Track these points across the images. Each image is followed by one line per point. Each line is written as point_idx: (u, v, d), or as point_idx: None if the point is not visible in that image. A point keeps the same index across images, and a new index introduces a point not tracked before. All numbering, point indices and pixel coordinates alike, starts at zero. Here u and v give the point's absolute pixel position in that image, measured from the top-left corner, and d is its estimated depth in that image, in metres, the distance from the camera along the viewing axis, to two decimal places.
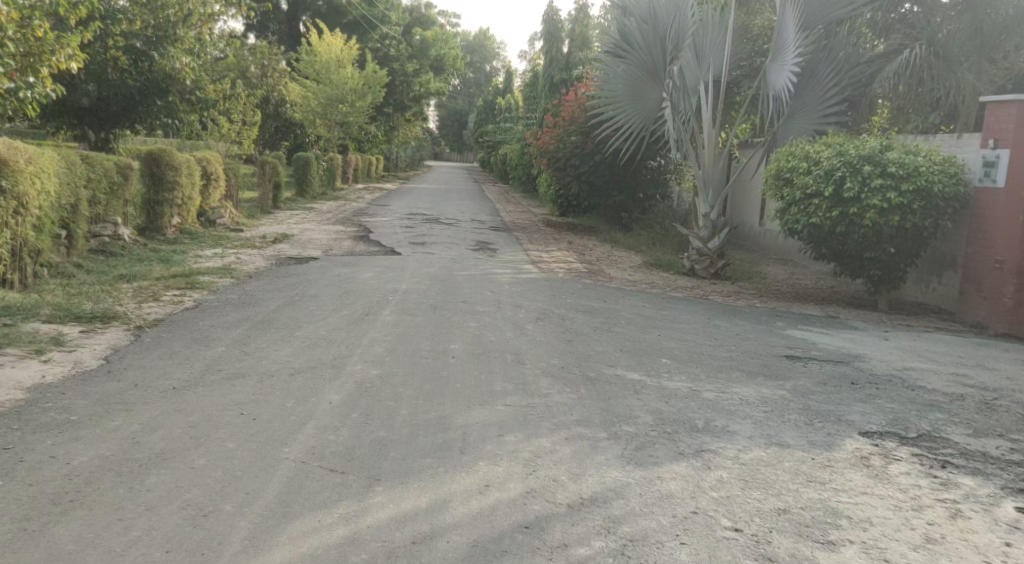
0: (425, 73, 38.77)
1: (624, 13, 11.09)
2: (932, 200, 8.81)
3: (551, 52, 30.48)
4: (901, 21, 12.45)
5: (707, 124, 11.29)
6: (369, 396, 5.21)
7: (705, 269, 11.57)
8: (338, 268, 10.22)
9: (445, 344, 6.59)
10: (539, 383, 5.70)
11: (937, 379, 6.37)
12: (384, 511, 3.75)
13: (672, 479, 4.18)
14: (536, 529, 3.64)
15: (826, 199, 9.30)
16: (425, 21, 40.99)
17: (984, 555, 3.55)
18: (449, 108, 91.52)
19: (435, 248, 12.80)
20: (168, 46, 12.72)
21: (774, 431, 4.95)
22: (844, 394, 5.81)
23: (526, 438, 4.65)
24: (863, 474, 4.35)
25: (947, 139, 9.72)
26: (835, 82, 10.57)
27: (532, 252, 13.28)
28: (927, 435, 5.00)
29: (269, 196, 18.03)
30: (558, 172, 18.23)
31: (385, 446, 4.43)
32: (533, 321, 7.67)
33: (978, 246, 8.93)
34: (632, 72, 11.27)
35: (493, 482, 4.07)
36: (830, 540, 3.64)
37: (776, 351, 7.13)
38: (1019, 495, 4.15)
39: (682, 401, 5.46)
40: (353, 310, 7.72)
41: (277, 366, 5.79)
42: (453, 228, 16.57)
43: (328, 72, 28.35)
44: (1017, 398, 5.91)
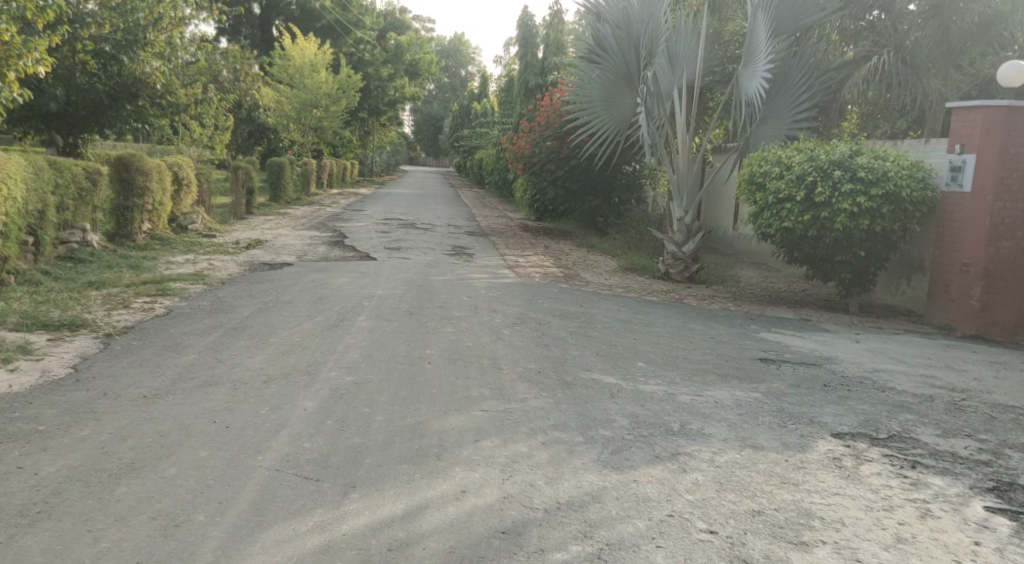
0: (400, 78, 38.77)
1: (598, 19, 11.17)
2: (901, 204, 8.95)
3: (526, 57, 30.67)
4: (870, 29, 12.54)
5: (680, 128, 11.37)
6: (344, 402, 5.18)
7: (679, 273, 11.66)
8: (312, 274, 10.16)
9: (421, 350, 6.58)
10: (516, 387, 5.70)
11: (907, 381, 6.47)
12: (360, 518, 3.73)
13: (649, 482, 4.20)
14: (512, 534, 3.64)
15: (797, 204, 9.39)
16: (400, 25, 40.96)
17: (953, 554, 3.61)
18: (424, 113, 91.48)
19: (410, 253, 12.78)
20: (138, 50, 12.59)
21: (749, 433, 5.00)
22: (816, 396, 5.88)
23: (503, 442, 4.66)
24: (835, 475, 4.41)
25: (915, 144, 9.87)
26: (806, 88, 10.70)
27: (509, 256, 13.29)
28: (897, 435, 5.07)
29: (242, 202, 17.87)
30: (534, 177, 18.26)
31: (361, 453, 4.41)
32: (509, 326, 7.68)
33: (945, 250, 9.06)
34: (607, 78, 11.34)
35: (470, 488, 4.06)
36: (804, 541, 3.67)
37: (750, 354, 7.20)
38: (987, 494, 4.22)
39: (658, 404, 5.49)
40: (327, 316, 7.67)
41: (250, 373, 5.74)
42: (429, 232, 16.55)
43: (302, 76, 28.23)
44: (985, 399, 6.02)
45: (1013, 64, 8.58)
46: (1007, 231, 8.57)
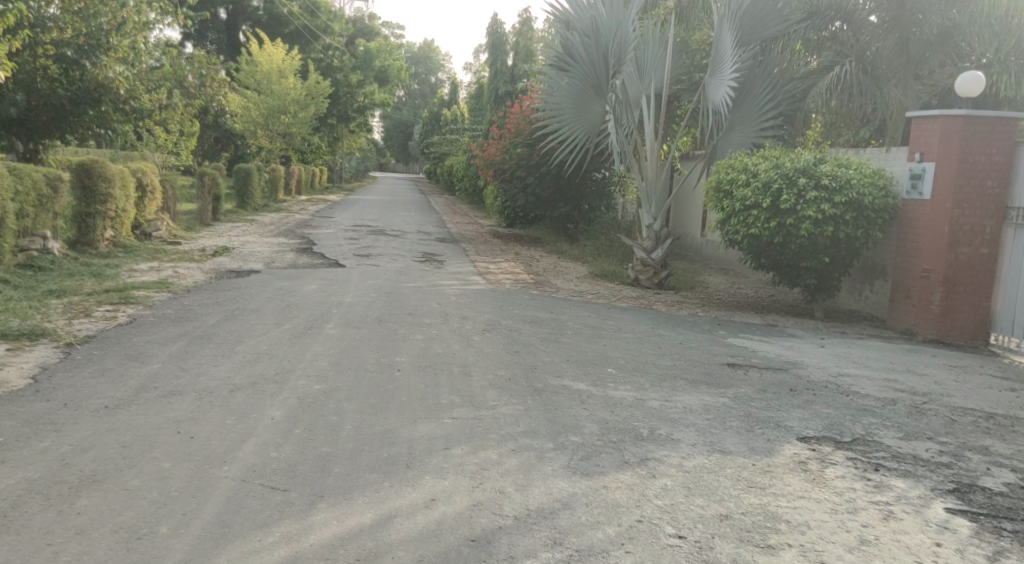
0: (369, 84, 38.66)
1: (567, 26, 11.20)
2: (862, 211, 9.14)
3: (495, 64, 30.89)
4: (832, 39, 12.59)
5: (649, 136, 11.47)
6: (312, 411, 5.14)
7: (648, 279, 11.75)
8: (280, 281, 10.06)
9: (391, 357, 6.55)
10: (486, 394, 5.70)
11: (870, 384, 6.57)
12: (327, 528, 3.70)
13: (618, 488, 4.22)
14: (482, 542, 3.64)
15: (764, 211, 9.50)
16: (369, 32, 40.82)
17: (916, 555, 3.66)
18: (394, 119, 91.28)
19: (380, 260, 12.73)
20: (101, 55, 12.39)
21: (717, 438, 5.04)
22: (782, 400, 5.95)
23: (473, 450, 4.65)
24: (801, 478, 4.46)
25: (877, 153, 10.08)
26: (771, 97, 10.84)
27: (479, 263, 13.29)
28: (861, 439, 5.15)
29: (208, 209, 17.65)
30: (504, 184, 18.28)
31: (328, 463, 4.37)
32: (480, 333, 7.67)
33: (908, 256, 9.20)
34: (576, 86, 11.39)
35: (439, 496, 4.05)
36: (770, 544, 3.72)
37: (718, 359, 7.27)
38: (948, 496, 4.30)
39: (628, 409, 5.52)
40: (295, 324, 7.60)
41: (216, 382, 5.67)
42: (398, 239, 16.49)
43: (269, 82, 28.02)
44: (945, 402, 6.14)
45: (970, 75, 8.78)
46: (966, 237, 8.67)
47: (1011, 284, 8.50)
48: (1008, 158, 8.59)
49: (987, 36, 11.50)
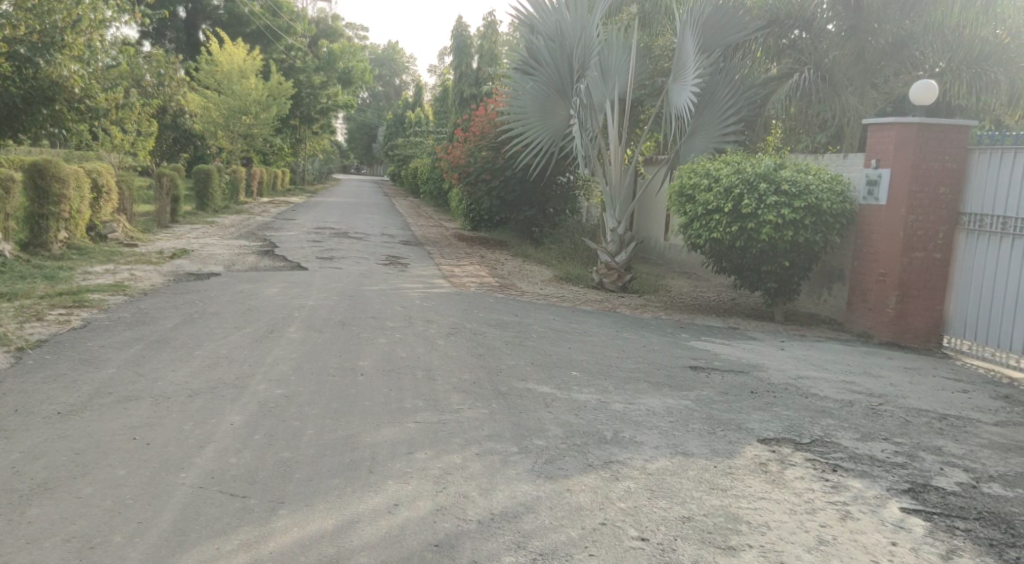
0: (333, 86, 38.40)
1: (532, 31, 11.29)
2: (822, 216, 9.29)
3: (460, 67, 30.87)
4: (791, 47, 12.77)
5: (613, 141, 11.55)
6: (273, 416, 5.07)
7: (612, 283, 11.83)
8: (240, 284, 9.93)
9: (353, 361, 6.51)
10: (451, 398, 5.68)
11: (829, 386, 6.68)
12: (287, 535, 3.65)
13: (581, 491, 4.23)
14: (444, 547, 3.62)
15: (725, 215, 9.61)
16: (332, 33, 40.47)
17: (872, 555, 3.73)
18: (358, 121, 90.80)
19: (343, 263, 12.64)
20: (55, 53, 12.12)
21: (680, 440, 5.08)
22: (743, 403, 6.02)
23: (437, 454, 4.63)
24: (762, 479, 4.52)
25: (834, 159, 10.32)
26: (733, 104, 10.97)
27: (444, 264, 13.49)
28: (819, 440, 5.23)
29: (167, 210, 17.35)
30: (470, 187, 18.24)
31: (290, 468, 4.32)
32: (444, 336, 7.63)
33: (866, 260, 9.37)
34: (540, 89, 11.46)
35: (402, 500, 4.03)
36: (731, 545, 3.75)
37: (681, 362, 7.34)
38: (903, 496, 4.38)
39: (591, 412, 5.55)
40: (256, 327, 7.52)
41: (173, 387, 5.57)
42: (362, 241, 16.38)
43: (230, 82, 27.67)
44: (901, 403, 6.27)
45: (924, 83, 8.95)
46: (919, 242, 8.82)
47: (962, 288, 8.66)
48: (960, 164, 8.73)
49: (939, 46, 12.01)
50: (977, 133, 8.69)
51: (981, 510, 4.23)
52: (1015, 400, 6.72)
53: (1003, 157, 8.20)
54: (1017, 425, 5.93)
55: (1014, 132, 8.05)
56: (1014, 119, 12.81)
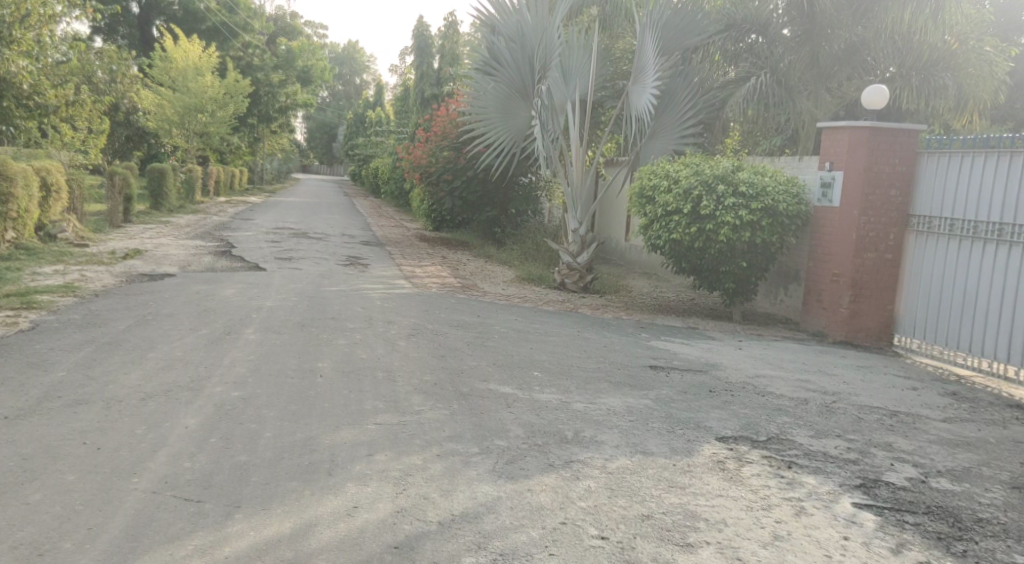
0: (291, 84, 38.03)
1: (493, 30, 11.26)
2: (778, 218, 9.45)
3: (421, 68, 30.96)
4: (749, 51, 12.85)
5: (575, 142, 11.60)
6: (229, 419, 5.00)
7: (574, 283, 11.90)
8: (196, 285, 9.78)
9: (313, 362, 6.44)
10: (411, 399, 5.65)
11: (784, 385, 6.80)
12: (243, 539, 3.60)
13: (542, 491, 4.24)
14: (405, 549, 3.60)
15: (684, 217, 9.72)
16: (291, 30, 39.95)
17: (825, 549, 3.80)
18: (317, 120, 89.98)
19: (301, 263, 12.51)
20: (3, 49, 11.74)
21: (639, 439, 5.12)
22: (702, 401, 6.10)
23: (397, 456, 4.61)
24: (719, 477, 4.57)
25: (791, 161, 10.53)
26: (692, 106, 11.10)
27: (405, 265, 13.48)
28: (775, 438, 5.31)
29: (118, 209, 17.00)
30: (431, 187, 18.17)
31: (247, 472, 4.26)
32: (404, 337, 7.59)
33: (820, 261, 9.55)
34: (502, 90, 11.44)
35: (361, 503, 4.00)
36: (689, 542, 3.79)
37: (641, 361, 7.40)
38: (855, 491, 4.48)
39: (553, 412, 5.57)
40: (212, 329, 7.40)
41: (126, 390, 5.45)
42: (322, 242, 16.22)
43: (185, 79, 27.15)
44: (854, 401, 6.40)
45: (875, 88, 9.14)
46: (871, 243, 9.02)
47: (911, 288, 8.86)
48: (909, 168, 8.94)
49: (890, 52, 12.45)
50: (925, 137, 8.90)
51: (930, 505, 4.33)
52: (963, 397, 6.90)
53: (949, 160, 8.39)
54: (965, 421, 6.08)
55: (960, 136, 8.24)
56: (962, 123, 13.20)
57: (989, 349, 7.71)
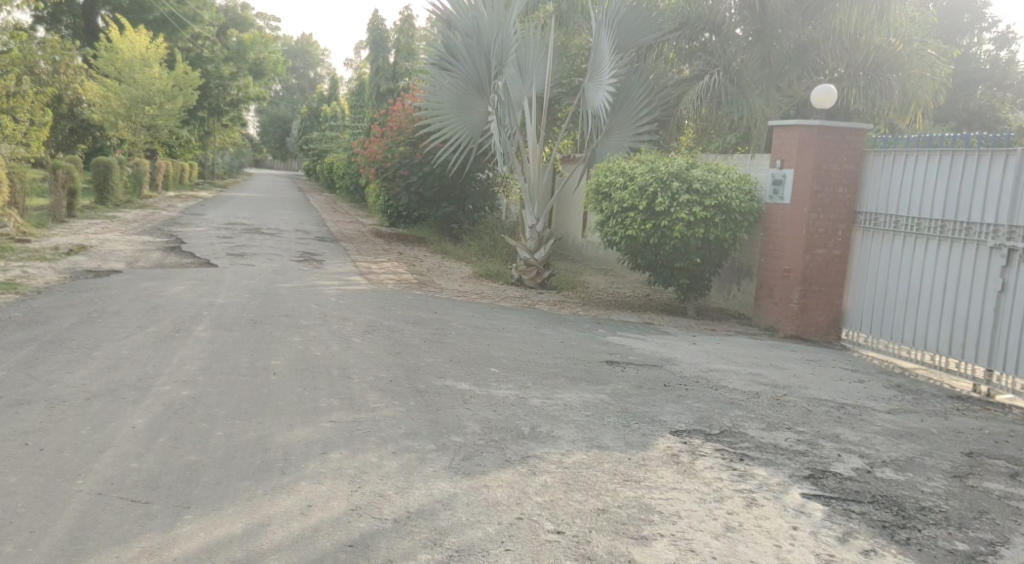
0: (243, 77, 37.43)
1: (449, 26, 11.09)
2: (731, 214, 9.61)
3: (377, 61, 30.73)
4: (703, 49, 13.03)
5: (531, 138, 11.66)
6: (178, 418, 4.90)
7: (532, 279, 11.90)
8: (144, 282, 9.55)
9: (266, 360, 6.34)
10: (367, 397, 5.60)
11: (737, 379, 6.89)
12: (192, 540, 3.53)
13: (498, 487, 4.24)
14: (359, 547, 3.57)
15: (640, 213, 9.79)
16: (242, 22, 39.23)
17: (775, 539, 3.86)
18: (271, 114, 88.63)
19: (254, 260, 12.31)
20: None
21: (595, 433, 5.15)
22: (657, 395, 6.16)
23: (352, 453, 4.56)
24: (673, 470, 4.63)
25: (743, 159, 10.73)
26: (647, 104, 11.23)
27: (360, 263, 13.02)
28: (728, 431, 5.38)
29: (62, 204, 16.56)
30: (387, 183, 18.10)
31: (196, 471, 4.19)
32: (360, 334, 7.53)
33: (772, 257, 9.72)
34: (458, 86, 11.33)
35: (316, 501, 3.95)
36: (643, 535, 3.83)
37: (597, 357, 7.43)
38: (805, 482, 4.56)
39: (510, 408, 5.56)
40: (161, 327, 7.24)
41: (69, 390, 5.30)
42: (276, 238, 16.00)
43: (131, 71, 26.60)
44: (803, 394, 6.53)
45: (824, 87, 9.31)
46: (820, 240, 9.20)
47: (858, 284, 9.04)
48: (857, 167, 9.14)
49: (839, 52, 12.69)
50: (872, 136, 9.08)
51: (875, 494, 4.44)
52: (908, 389, 7.07)
53: (895, 160, 8.58)
54: (908, 412, 6.25)
55: (905, 136, 8.44)
56: (906, 124, 13.61)
57: (931, 343, 7.89)
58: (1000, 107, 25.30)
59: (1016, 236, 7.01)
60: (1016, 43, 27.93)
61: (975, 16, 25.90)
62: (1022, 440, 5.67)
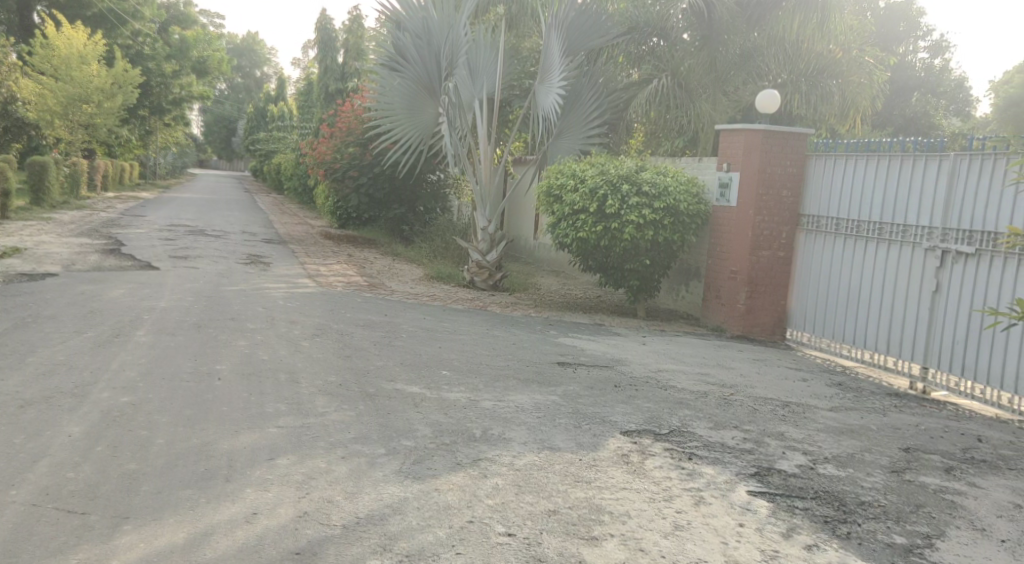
0: (186, 75, 36.61)
1: (398, 26, 11.04)
2: (679, 217, 9.75)
3: (326, 61, 30.37)
4: (651, 53, 13.11)
5: (482, 140, 11.63)
6: (118, 426, 4.75)
7: (483, 281, 11.90)
8: (82, 285, 9.28)
9: (210, 365, 6.21)
10: (316, 402, 5.51)
11: (686, 378, 6.97)
12: (132, 551, 3.43)
13: (449, 490, 4.21)
14: (307, 555, 3.50)
15: (591, 215, 9.84)
16: (185, 19, 38.31)
17: (722, 537, 3.90)
18: (216, 114, 86.95)
19: (199, 262, 12.05)
20: None
21: (547, 435, 5.15)
22: (608, 396, 6.18)
23: (300, 459, 4.49)
24: (624, 470, 4.65)
25: (691, 161, 10.88)
26: (597, 106, 11.29)
27: (309, 265, 12.98)
28: (677, 430, 5.44)
29: None
30: (335, 184, 17.91)
31: (136, 480, 4.06)
32: (309, 338, 7.41)
33: (719, 259, 9.86)
34: (408, 86, 11.27)
35: (262, 509, 3.87)
36: (594, 535, 3.83)
37: (549, 358, 7.44)
38: (751, 479, 4.63)
39: (460, 411, 5.53)
40: (99, 332, 7.01)
41: (1, 398, 5.10)
42: (221, 240, 15.68)
43: (68, 68, 25.68)
44: (750, 393, 6.64)
45: (768, 92, 9.45)
46: (766, 241, 9.36)
47: (802, 284, 9.23)
48: (800, 170, 9.32)
49: (782, 58, 13.03)
50: (815, 139, 9.27)
51: (817, 490, 4.53)
52: (849, 387, 7.23)
53: (836, 163, 8.77)
54: (849, 409, 6.40)
55: (846, 140, 8.63)
56: (845, 128, 14.20)
57: (871, 343, 8.08)
58: (934, 114, 26.20)
59: (949, 237, 7.21)
60: (950, 50, 28.95)
61: (912, 24, 26.77)
62: (955, 435, 5.84)
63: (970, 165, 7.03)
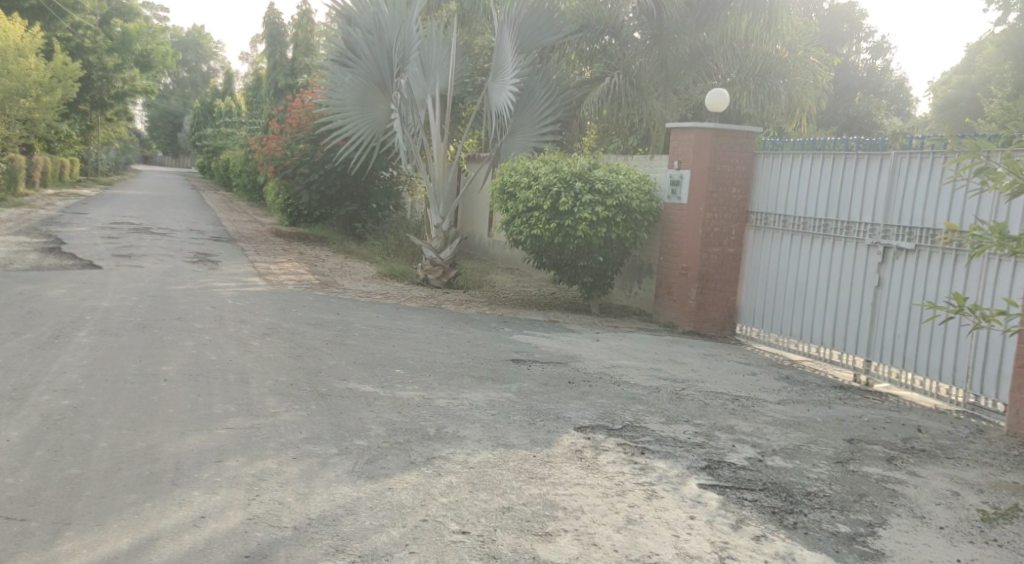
0: (128, 69, 35.80)
1: (348, 22, 10.98)
2: (631, 214, 9.84)
3: (274, 57, 29.96)
4: (603, 52, 13.13)
5: (434, 137, 11.57)
6: (59, 430, 4.62)
7: (437, 278, 11.83)
8: (19, 286, 8.96)
9: (156, 366, 6.06)
10: (265, 402, 5.43)
11: (638, 374, 7.03)
12: (75, 558, 3.33)
13: (403, 489, 4.18)
14: (257, 557, 3.44)
15: (544, 213, 9.87)
16: (127, 11, 37.39)
17: (674, 530, 3.95)
18: (161, 109, 85.00)
19: (144, 261, 11.76)
20: None
21: (501, 432, 5.15)
22: (561, 393, 6.20)
23: (250, 460, 4.42)
24: (577, 466, 4.68)
25: (642, 159, 10.98)
26: (549, 104, 11.32)
27: (259, 264, 12.57)
28: (629, 425, 5.49)
29: None
30: (286, 181, 17.72)
31: (79, 485, 3.95)
32: (258, 337, 7.28)
33: (670, 256, 9.98)
34: (360, 82, 11.16)
35: (210, 512, 3.79)
36: (547, 531, 3.85)
37: (503, 356, 7.44)
38: (701, 472, 4.69)
39: (414, 410, 5.49)
40: (39, 333, 6.79)
41: None
42: (168, 238, 15.33)
43: (6, 62, 24.25)
44: (701, 387, 6.73)
45: (717, 90, 9.57)
46: (716, 238, 9.49)
47: (750, 281, 9.40)
48: (748, 168, 9.48)
49: (730, 57, 13.20)
50: (762, 138, 9.44)
51: (766, 481, 4.61)
52: (798, 381, 7.37)
53: (782, 162, 8.94)
54: (796, 403, 6.52)
55: (791, 139, 8.80)
56: (791, 127, 14.61)
57: (817, 337, 8.26)
58: (876, 115, 26.86)
59: (891, 234, 7.41)
60: (891, 51, 29.71)
61: (854, 25, 27.38)
62: (897, 426, 6.00)
63: (908, 163, 7.23)
